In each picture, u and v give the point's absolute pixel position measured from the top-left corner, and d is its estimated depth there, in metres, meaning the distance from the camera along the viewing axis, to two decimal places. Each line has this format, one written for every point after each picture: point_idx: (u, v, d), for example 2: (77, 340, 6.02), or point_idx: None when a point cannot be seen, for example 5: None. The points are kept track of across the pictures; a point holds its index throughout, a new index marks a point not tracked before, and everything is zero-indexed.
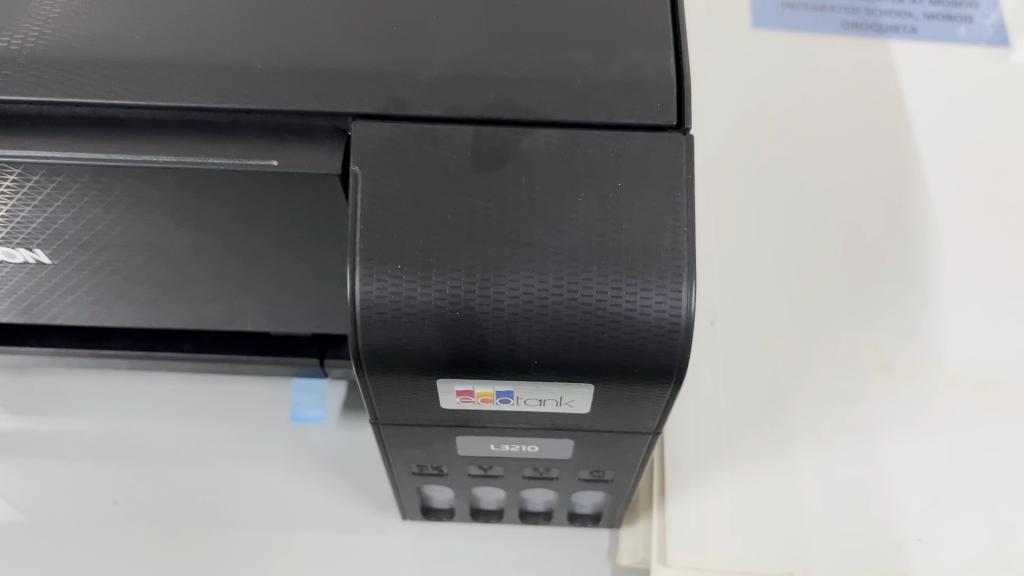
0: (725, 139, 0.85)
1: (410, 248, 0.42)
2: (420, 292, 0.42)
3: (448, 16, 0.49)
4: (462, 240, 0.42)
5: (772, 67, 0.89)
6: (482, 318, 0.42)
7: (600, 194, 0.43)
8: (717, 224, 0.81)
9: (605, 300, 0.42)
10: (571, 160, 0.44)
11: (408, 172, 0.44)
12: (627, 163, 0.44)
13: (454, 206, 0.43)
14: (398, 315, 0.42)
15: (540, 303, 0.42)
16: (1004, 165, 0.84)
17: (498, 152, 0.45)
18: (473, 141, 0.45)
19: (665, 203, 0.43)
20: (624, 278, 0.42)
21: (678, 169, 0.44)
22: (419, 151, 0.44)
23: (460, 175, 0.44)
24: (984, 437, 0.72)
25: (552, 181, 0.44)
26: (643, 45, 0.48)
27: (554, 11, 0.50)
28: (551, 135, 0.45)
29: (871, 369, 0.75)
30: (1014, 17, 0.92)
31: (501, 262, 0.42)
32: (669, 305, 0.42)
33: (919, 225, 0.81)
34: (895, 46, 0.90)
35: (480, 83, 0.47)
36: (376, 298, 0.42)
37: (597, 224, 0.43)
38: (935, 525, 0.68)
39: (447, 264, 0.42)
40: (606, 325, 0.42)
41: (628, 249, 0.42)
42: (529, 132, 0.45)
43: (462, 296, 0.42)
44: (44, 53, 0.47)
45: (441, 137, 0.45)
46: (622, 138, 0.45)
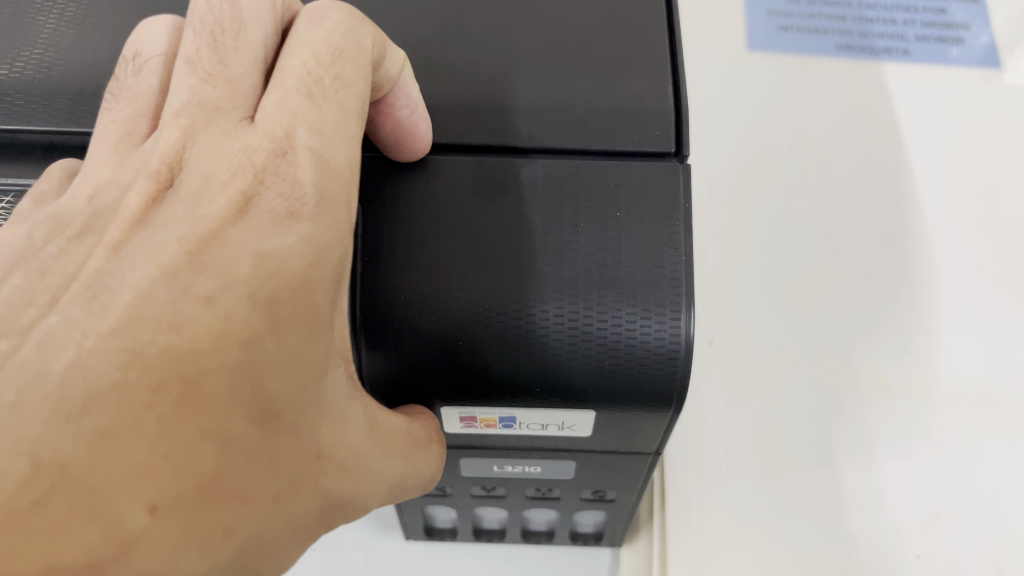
0: (721, 160, 0.87)
1: (411, 278, 0.43)
2: (422, 321, 0.43)
3: (451, 45, 0.51)
4: (465, 270, 0.43)
5: (767, 90, 0.90)
6: (484, 346, 0.43)
7: (600, 223, 0.44)
8: (716, 245, 0.82)
9: (606, 329, 0.42)
10: (571, 189, 0.46)
11: (410, 203, 0.45)
12: (626, 192, 0.45)
13: (456, 235, 0.44)
14: (401, 343, 0.43)
15: (541, 331, 0.43)
16: (1000, 184, 0.85)
17: (498, 183, 0.46)
18: (474, 173, 0.46)
19: (663, 232, 0.44)
20: (623, 306, 0.42)
21: (676, 198, 0.45)
22: (422, 183, 0.46)
23: (462, 206, 0.45)
24: (985, 454, 0.73)
25: (552, 211, 0.45)
26: (643, 74, 0.50)
27: (554, 39, 0.51)
28: (549, 164, 0.46)
29: (869, 388, 0.75)
30: (1004, 39, 0.93)
31: (503, 292, 0.43)
32: (669, 334, 0.42)
33: (913, 244, 0.82)
34: (888, 68, 0.91)
35: (484, 112, 0.48)
36: (380, 326, 0.43)
37: (597, 254, 0.44)
38: (936, 542, 0.69)
39: (451, 293, 0.43)
40: (607, 352, 0.43)
41: (628, 278, 0.43)
42: (528, 162, 0.46)
43: (466, 324, 0.42)
44: (55, 82, 0.49)
45: (442, 169, 0.46)
46: (621, 167, 0.46)
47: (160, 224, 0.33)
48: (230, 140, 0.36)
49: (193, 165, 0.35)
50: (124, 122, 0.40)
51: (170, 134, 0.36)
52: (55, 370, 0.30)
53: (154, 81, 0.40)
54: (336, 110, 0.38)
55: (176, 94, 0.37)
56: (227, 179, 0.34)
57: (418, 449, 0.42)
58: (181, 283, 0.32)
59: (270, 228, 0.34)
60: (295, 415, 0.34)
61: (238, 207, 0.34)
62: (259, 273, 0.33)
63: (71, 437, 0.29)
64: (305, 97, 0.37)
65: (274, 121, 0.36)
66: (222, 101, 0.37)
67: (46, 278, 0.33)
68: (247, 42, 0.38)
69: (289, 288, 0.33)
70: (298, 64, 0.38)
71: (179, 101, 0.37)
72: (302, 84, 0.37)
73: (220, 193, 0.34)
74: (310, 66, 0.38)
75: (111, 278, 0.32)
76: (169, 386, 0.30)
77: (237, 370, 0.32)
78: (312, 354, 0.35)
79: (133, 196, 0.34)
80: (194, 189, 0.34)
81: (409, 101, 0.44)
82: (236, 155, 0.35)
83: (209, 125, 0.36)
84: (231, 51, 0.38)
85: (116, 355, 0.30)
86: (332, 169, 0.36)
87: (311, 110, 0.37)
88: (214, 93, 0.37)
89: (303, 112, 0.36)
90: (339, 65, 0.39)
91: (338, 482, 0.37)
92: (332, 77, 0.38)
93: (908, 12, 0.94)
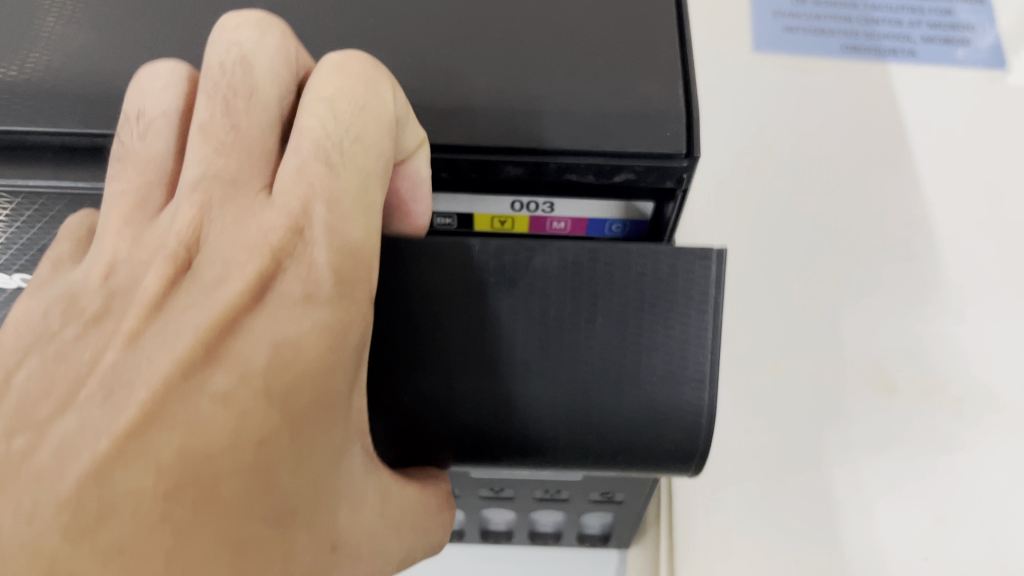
0: (727, 162, 0.86)
1: (430, 377, 0.45)
2: (447, 414, 0.46)
3: (461, 47, 0.50)
4: (487, 369, 0.45)
5: (773, 91, 0.90)
6: (506, 438, 0.46)
7: (620, 320, 0.45)
8: (722, 245, 0.82)
9: (625, 428, 0.45)
10: (588, 280, 0.46)
11: (425, 292, 0.46)
12: (650, 282, 0.46)
13: (476, 332, 0.46)
14: (427, 432, 0.46)
15: (563, 431, 0.46)
16: (1006, 186, 0.85)
17: (510, 273, 0.46)
18: (486, 259, 0.46)
19: (689, 328, 0.45)
20: (642, 407, 0.45)
21: (704, 290, 0.46)
22: (433, 268, 0.46)
23: (478, 297, 0.46)
24: (992, 456, 0.73)
25: (570, 305, 0.46)
26: (653, 76, 0.50)
27: (564, 41, 0.51)
28: (565, 249, 0.46)
29: (876, 390, 0.75)
30: (1010, 39, 0.93)
31: (525, 394, 0.45)
32: (688, 429, 0.46)
33: (919, 245, 0.82)
34: (894, 69, 0.91)
35: (495, 113, 0.48)
36: (405, 416, 0.46)
37: (616, 354, 0.45)
38: (942, 544, 0.69)
39: (473, 391, 0.45)
40: (626, 446, 0.46)
41: (649, 379, 0.45)
42: (542, 247, 0.46)
43: (488, 420, 0.46)
44: (64, 83, 0.48)
45: (453, 253, 0.46)
46: (644, 254, 0.45)
47: (179, 316, 0.37)
48: (245, 220, 0.40)
49: (211, 247, 0.39)
50: (134, 191, 0.43)
51: (187, 211, 0.40)
52: (70, 475, 0.32)
53: (164, 143, 0.43)
54: (354, 175, 0.42)
55: (193, 166, 0.41)
56: (244, 262, 0.38)
57: (418, 516, 0.45)
58: (198, 381, 0.35)
59: (287, 313, 0.38)
60: (308, 509, 0.36)
61: (254, 297, 0.38)
62: (275, 365, 0.36)
63: (88, 550, 0.31)
64: (323, 164, 0.41)
65: (292, 196, 0.40)
66: (238, 173, 0.41)
67: (65, 366, 0.37)
68: (260, 105, 0.42)
69: (303, 379, 0.37)
70: (316, 126, 0.42)
71: (195, 174, 0.41)
72: (320, 149, 0.41)
73: (236, 279, 0.38)
74: (329, 128, 0.42)
75: (131, 369, 0.36)
76: (184, 492, 0.32)
77: (250, 471, 0.34)
78: (320, 445, 0.37)
79: (154, 280, 0.38)
80: (216, 273, 0.38)
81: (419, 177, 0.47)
82: (255, 234, 0.39)
83: (226, 201, 0.40)
84: (244, 116, 0.42)
85: (135, 458, 0.33)
86: (348, 248, 0.40)
87: (326, 179, 0.41)
88: (227, 165, 0.41)
89: (319, 181, 0.40)
90: (360, 122, 0.42)
91: (350, 564, 0.40)
92: (352, 139, 0.42)
93: (914, 13, 0.93)
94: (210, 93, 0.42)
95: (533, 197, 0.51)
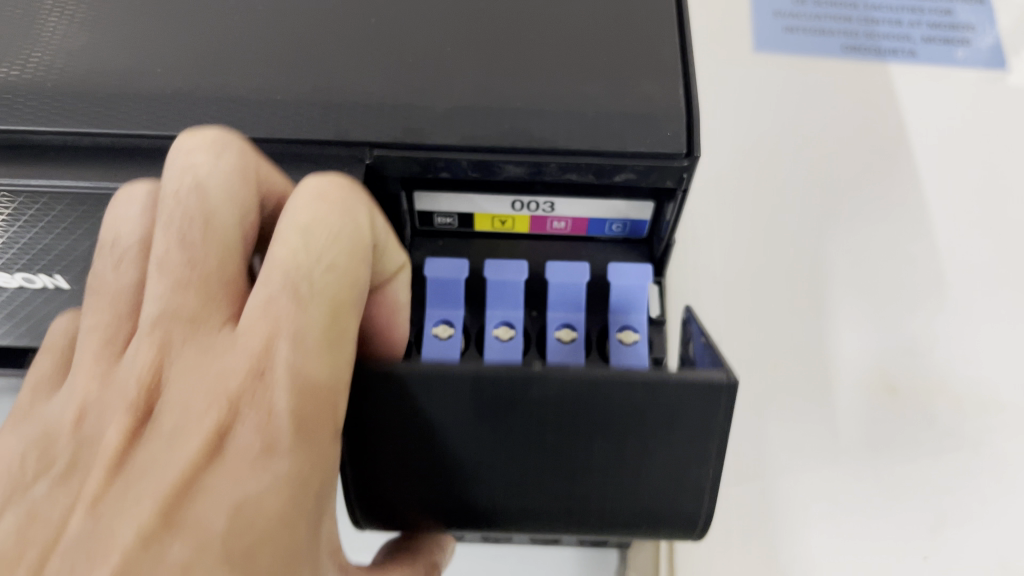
0: (729, 162, 0.86)
1: (431, 485, 0.48)
2: (450, 514, 0.48)
3: (463, 47, 0.51)
4: (486, 478, 0.47)
5: (774, 91, 0.90)
6: (507, 530, 0.49)
7: (619, 442, 0.47)
8: (722, 244, 0.82)
9: (622, 526, 0.49)
10: (587, 405, 0.46)
11: (422, 412, 0.46)
12: (652, 414, 0.46)
13: (476, 449, 0.47)
14: (431, 525, 0.49)
15: (562, 528, 0.49)
16: (1006, 186, 0.85)
17: (506, 399, 0.46)
18: (482, 387, 0.46)
19: (691, 452, 0.47)
20: (640, 511, 0.48)
21: (711, 417, 0.46)
22: (428, 389, 0.46)
23: (475, 420, 0.46)
24: (991, 456, 0.73)
25: (569, 428, 0.46)
26: (654, 76, 0.50)
27: (564, 41, 0.51)
28: (563, 377, 0.46)
29: (877, 391, 0.75)
30: (1009, 40, 0.93)
31: (525, 500, 0.48)
32: (684, 528, 0.49)
33: (919, 244, 0.82)
34: (895, 69, 0.91)
35: (496, 113, 0.48)
36: (409, 512, 0.48)
37: (614, 469, 0.47)
38: (942, 544, 0.69)
39: (474, 496, 0.48)
40: (623, 535, 0.49)
41: (647, 491, 0.48)
42: (538, 375, 0.46)
43: (489, 518, 0.48)
44: (68, 83, 0.49)
45: (448, 376, 0.46)
46: (647, 385, 0.46)
47: (140, 473, 0.36)
48: (207, 363, 0.40)
49: (172, 390, 0.39)
50: (105, 326, 0.43)
51: (147, 352, 0.40)
52: None
53: (132, 275, 0.43)
54: (324, 308, 0.42)
55: (150, 302, 0.41)
56: (203, 409, 0.38)
57: None
58: (156, 550, 0.33)
59: (247, 469, 0.37)
60: None
61: (212, 450, 0.37)
62: (236, 526, 0.35)
63: None
64: (291, 299, 0.42)
65: (257, 336, 0.41)
66: (198, 311, 0.41)
67: (33, 527, 0.35)
68: (219, 233, 0.42)
69: (268, 535, 0.36)
70: (286, 258, 0.42)
71: (154, 312, 0.41)
72: (289, 282, 0.42)
73: (194, 432, 0.37)
74: (300, 260, 0.42)
75: (98, 534, 0.34)
76: None
77: None
78: None
79: (113, 434, 0.38)
80: (176, 419, 0.38)
81: (396, 302, 0.51)
82: (215, 378, 0.40)
83: (187, 343, 0.40)
84: (200, 245, 0.42)
85: None
86: (308, 384, 0.40)
87: (296, 314, 0.41)
88: (187, 303, 0.41)
89: (287, 317, 0.41)
90: (331, 252, 0.43)
91: None
92: (323, 268, 0.42)
93: (914, 13, 0.94)
94: (174, 218, 0.42)
95: (533, 198, 0.53)
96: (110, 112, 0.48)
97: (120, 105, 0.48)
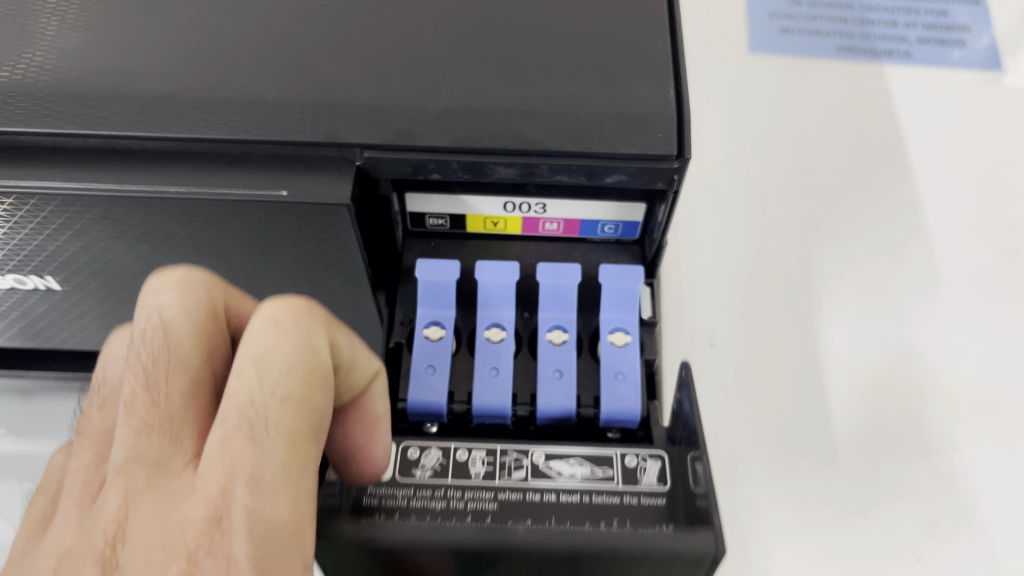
0: (724, 164, 0.86)
1: None
2: None
3: (454, 48, 0.51)
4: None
5: (770, 93, 0.90)
6: None
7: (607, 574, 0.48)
8: (717, 245, 0.82)
9: None
10: (575, 562, 0.46)
11: (409, 561, 0.46)
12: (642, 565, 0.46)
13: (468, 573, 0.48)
14: None
15: None
16: (1002, 186, 0.85)
17: (493, 558, 0.45)
18: (467, 552, 0.45)
19: None
20: None
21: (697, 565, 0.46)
22: (414, 554, 0.45)
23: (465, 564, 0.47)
24: (985, 457, 0.73)
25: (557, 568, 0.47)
26: (645, 77, 0.50)
27: (556, 42, 0.51)
28: (550, 547, 0.45)
29: (872, 392, 0.75)
30: (1005, 41, 0.93)
31: None
32: None
33: (914, 244, 0.82)
34: (890, 70, 0.91)
35: (486, 114, 0.48)
36: None
37: None
38: (937, 545, 0.69)
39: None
40: None
41: None
42: (525, 546, 0.44)
43: None
44: (57, 84, 0.49)
45: (432, 548, 0.45)
46: (635, 555, 0.45)
47: None
48: (169, 510, 0.37)
49: (132, 543, 0.36)
50: (86, 468, 0.41)
51: (112, 501, 0.37)
52: None
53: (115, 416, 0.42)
54: (282, 444, 0.39)
55: (117, 447, 0.39)
56: (160, 569, 0.35)
57: None
58: None
59: None
60: None
61: None
62: None
63: None
64: (248, 437, 0.38)
65: (215, 478, 0.38)
66: (161, 452, 0.38)
67: None
68: (182, 368, 0.40)
69: None
70: (243, 392, 0.39)
71: (118, 457, 0.38)
72: (245, 420, 0.39)
73: None
74: (255, 395, 0.39)
75: None
76: None
77: None
78: None
79: None
80: (135, 573, 0.35)
81: (375, 418, 0.47)
82: (173, 529, 0.36)
83: (149, 488, 0.37)
84: (165, 384, 0.40)
85: None
86: (269, 529, 0.37)
87: (252, 457, 0.38)
88: (151, 446, 0.38)
89: (243, 458, 0.38)
90: (286, 383, 0.40)
91: None
92: (278, 400, 0.39)
93: (909, 14, 0.94)
94: (139, 354, 0.40)
95: (525, 199, 0.53)
96: (99, 113, 0.48)
97: (110, 105, 0.48)
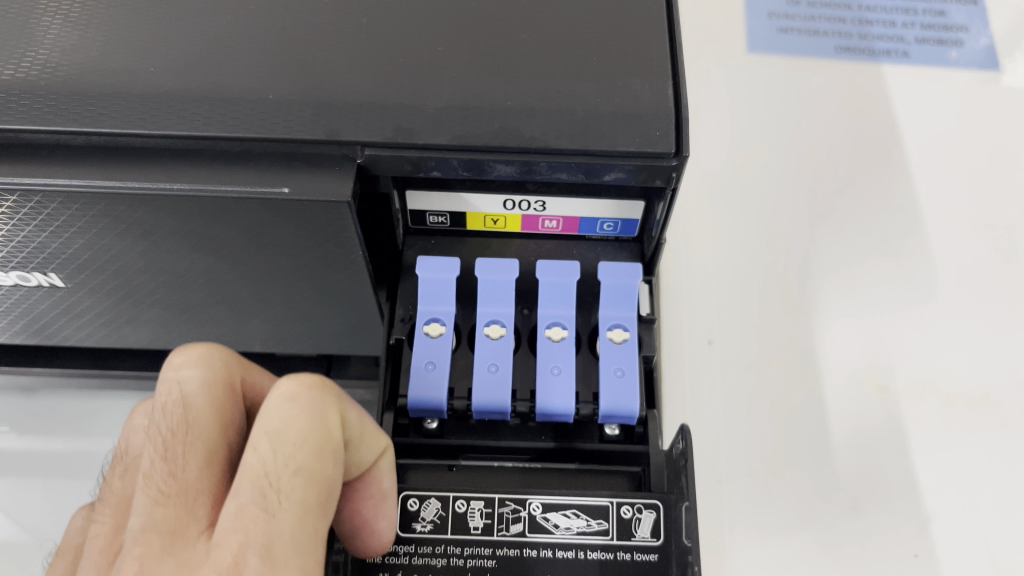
0: (723, 163, 0.86)
1: None
2: None
3: (454, 47, 0.51)
4: None
5: (768, 92, 0.90)
6: None
7: None
8: (715, 244, 0.82)
9: None
10: None
11: None
12: None
13: None
14: None
15: None
16: (1000, 185, 0.86)
17: None
18: None
19: None
20: None
21: None
22: None
23: None
24: (981, 453, 0.73)
25: None
26: (644, 76, 0.50)
27: (555, 41, 0.51)
28: None
29: (870, 389, 0.76)
30: (1003, 41, 0.94)
31: None
32: None
33: (912, 243, 0.83)
34: (888, 70, 0.91)
35: (485, 113, 0.49)
36: None
37: None
38: (933, 540, 0.70)
39: None
40: None
41: None
42: None
43: None
44: (60, 82, 0.49)
45: None
46: None
47: None
48: None
49: None
50: (104, 537, 0.40)
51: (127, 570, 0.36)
52: None
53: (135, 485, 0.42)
54: (292, 513, 0.39)
55: (133, 516, 0.38)
56: None
57: None
58: None
59: None
60: None
61: None
62: None
63: None
64: (260, 507, 0.38)
65: (229, 548, 0.37)
66: (177, 521, 0.38)
67: None
68: (199, 441, 0.40)
69: None
70: (256, 462, 0.39)
71: (134, 527, 0.38)
72: (258, 491, 0.39)
73: None
74: (268, 467, 0.39)
75: None
76: None
77: None
78: None
79: None
80: None
81: (381, 491, 0.47)
82: None
83: (164, 557, 0.37)
84: (183, 455, 0.40)
85: None
86: None
87: (263, 528, 0.38)
88: (168, 515, 0.38)
89: (255, 529, 0.38)
90: (298, 457, 0.40)
91: None
92: (291, 473, 0.40)
93: (907, 14, 0.94)
94: (159, 425, 0.41)
95: (524, 197, 0.53)
96: (102, 111, 0.48)
97: (111, 102, 0.48)
